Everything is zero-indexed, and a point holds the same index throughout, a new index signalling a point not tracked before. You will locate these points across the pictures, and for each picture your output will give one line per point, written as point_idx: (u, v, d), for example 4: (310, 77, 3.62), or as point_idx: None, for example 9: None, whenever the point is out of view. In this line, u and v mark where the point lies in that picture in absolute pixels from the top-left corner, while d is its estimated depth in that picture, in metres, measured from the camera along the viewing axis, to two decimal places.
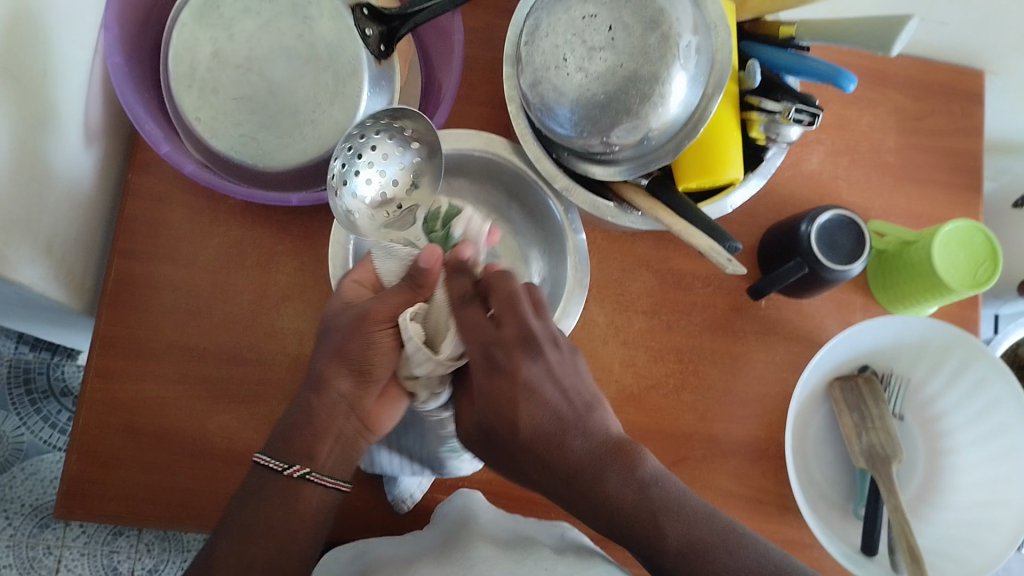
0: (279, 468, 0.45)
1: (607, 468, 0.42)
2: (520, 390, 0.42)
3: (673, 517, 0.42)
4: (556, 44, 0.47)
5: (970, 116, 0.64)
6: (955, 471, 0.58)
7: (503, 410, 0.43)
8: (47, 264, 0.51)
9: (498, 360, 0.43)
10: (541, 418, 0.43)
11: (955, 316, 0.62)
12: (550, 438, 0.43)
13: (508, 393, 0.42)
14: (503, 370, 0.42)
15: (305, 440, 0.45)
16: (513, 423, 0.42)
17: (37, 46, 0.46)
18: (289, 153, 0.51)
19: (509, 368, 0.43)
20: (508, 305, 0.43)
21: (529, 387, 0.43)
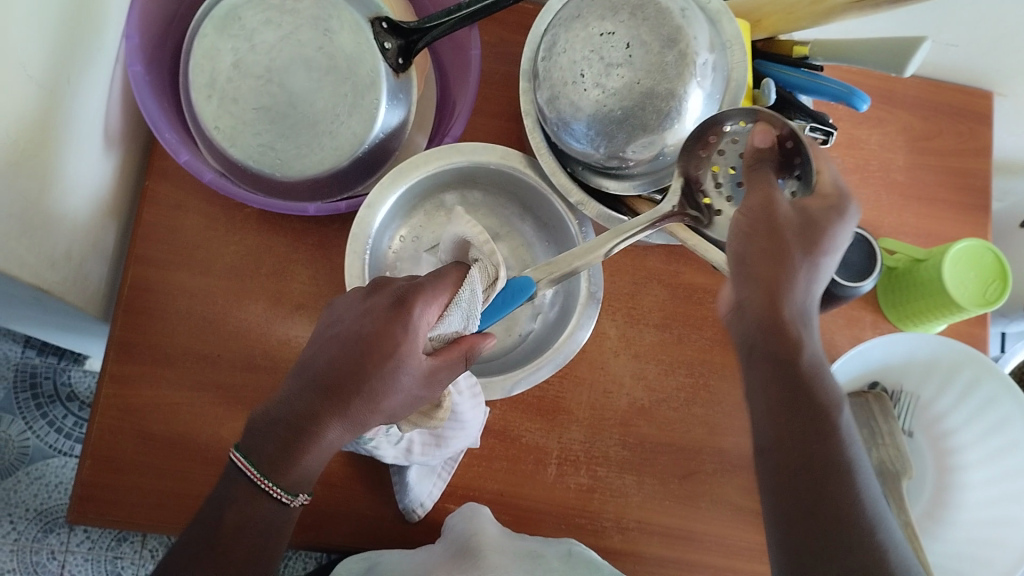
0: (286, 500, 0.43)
1: (810, 350, 0.42)
2: (793, 272, 0.42)
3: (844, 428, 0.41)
4: (574, 60, 0.47)
5: (978, 136, 0.65)
6: (965, 488, 0.58)
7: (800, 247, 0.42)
8: (64, 269, 0.51)
9: (803, 226, 0.43)
10: (810, 296, 0.43)
11: (963, 334, 0.63)
12: (797, 317, 0.42)
13: (824, 241, 0.43)
14: (821, 233, 0.43)
15: (308, 465, 0.43)
16: (778, 284, 0.42)
17: (61, 55, 0.46)
18: (307, 164, 0.51)
19: (828, 231, 0.43)
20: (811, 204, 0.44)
21: (797, 265, 0.42)
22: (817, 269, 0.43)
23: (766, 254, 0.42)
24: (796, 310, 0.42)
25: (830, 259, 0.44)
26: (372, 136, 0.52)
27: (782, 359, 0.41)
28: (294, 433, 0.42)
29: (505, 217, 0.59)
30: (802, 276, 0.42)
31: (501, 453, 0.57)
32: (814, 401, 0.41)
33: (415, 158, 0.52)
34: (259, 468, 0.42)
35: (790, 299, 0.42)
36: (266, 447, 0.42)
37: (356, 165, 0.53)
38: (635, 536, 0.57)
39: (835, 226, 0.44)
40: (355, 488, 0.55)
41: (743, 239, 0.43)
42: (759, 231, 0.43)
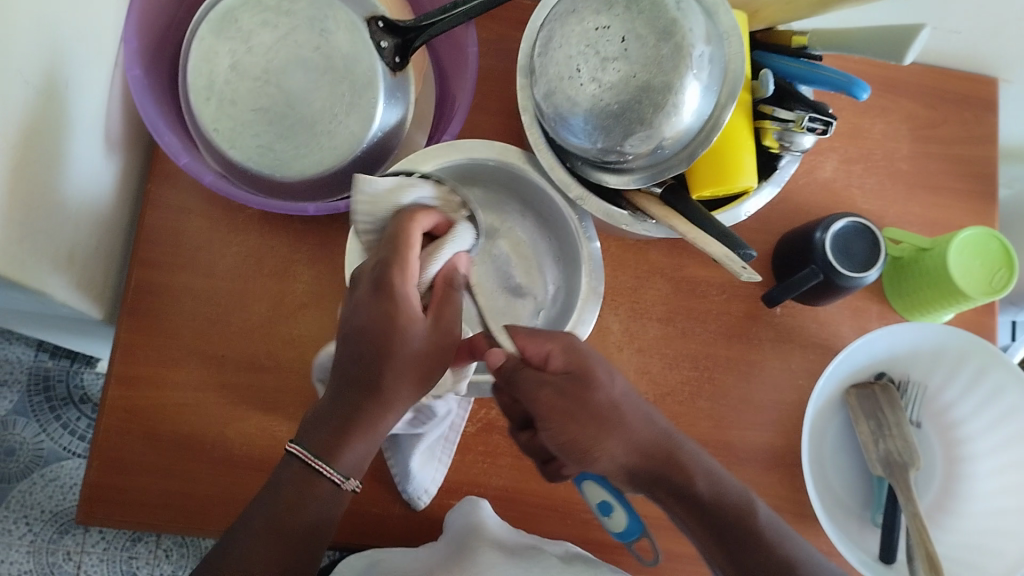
0: (339, 480, 0.43)
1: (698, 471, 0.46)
2: (608, 425, 0.45)
3: (772, 525, 0.45)
4: (569, 54, 0.47)
5: (984, 123, 0.64)
6: (975, 479, 0.58)
7: (591, 410, 0.45)
8: (69, 273, 0.52)
9: (563, 394, 0.44)
10: (643, 411, 0.47)
11: (971, 323, 0.62)
12: (636, 423, 0.46)
13: (593, 411, 0.45)
14: (583, 400, 0.45)
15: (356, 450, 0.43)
16: (595, 446, 0.45)
17: (59, 61, 0.46)
18: (306, 164, 0.51)
19: (587, 378, 0.45)
20: (579, 351, 0.46)
21: (614, 435, 0.45)
22: (615, 392, 0.46)
23: (577, 437, 0.45)
24: (659, 428, 0.47)
25: (617, 378, 0.47)
26: (369, 135, 0.52)
27: (679, 491, 0.45)
28: (349, 411, 0.43)
29: (507, 213, 0.59)
30: (621, 408, 0.46)
31: (506, 449, 0.57)
32: (723, 513, 0.45)
33: (417, 154, 0.52)
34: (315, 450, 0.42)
35: (613, 441, 0.45)
36: (322, 434, 0.43)
37: (355, 165, 0.52)
38: None
39: (594, 356, 0.47)
40: (360, 487, 0.55)
41: (559, 433, 0.45)
42: (561, 411, 0.44)
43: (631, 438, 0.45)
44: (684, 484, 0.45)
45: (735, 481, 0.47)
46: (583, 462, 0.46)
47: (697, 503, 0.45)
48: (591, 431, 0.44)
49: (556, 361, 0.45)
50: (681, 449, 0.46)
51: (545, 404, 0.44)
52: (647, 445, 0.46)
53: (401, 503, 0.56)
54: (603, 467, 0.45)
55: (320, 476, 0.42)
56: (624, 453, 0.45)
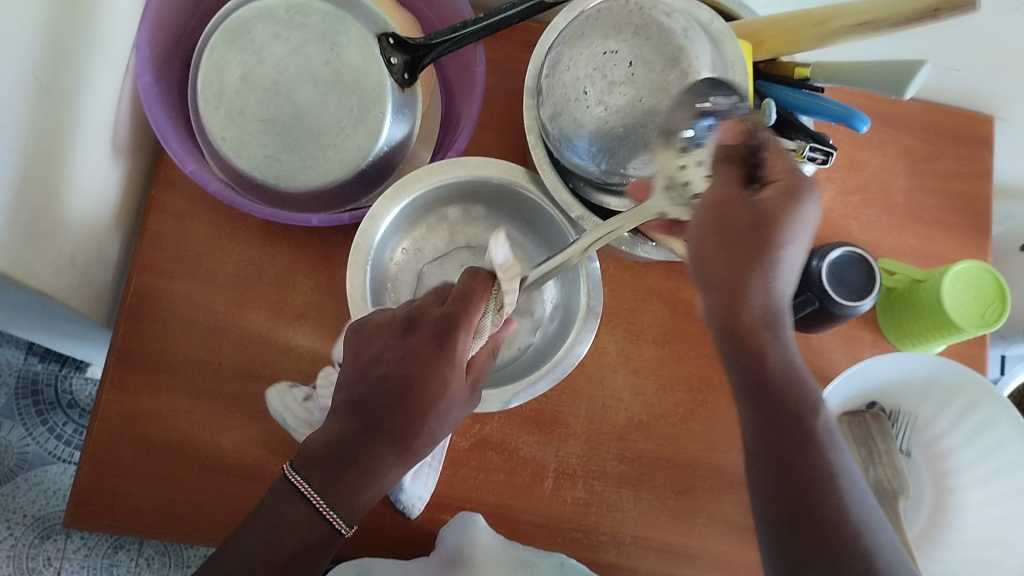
0: (340, 525, 0.42)
1: (776, 359, 0.39)
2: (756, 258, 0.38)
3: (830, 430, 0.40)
4: (577, 77, 0.48)
5: (979, 159, 0.65)
6: (959, 508, 0.59)
7: (744, 227, 0.38)
8: (69, 275, 0.52)
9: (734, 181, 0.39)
10: (773, 296, 0.38)
11: (962, 355, 0.63)
12: (766, 293, 0.38)
13: (769, 220, 0.38)
14: (780, 214, 0.38)
15: (361, 488, 0.41)
16: (736, 284, 0.38)
17: (71, 65, 0.47)
18: (311, 176, 0.52)
19: (777, 214, 0.38)
20: (782, 176, 0.39)
21: (759, 270, 0.37)
22: (775, 237, 0.37)
23: (734, 261, 0.38)
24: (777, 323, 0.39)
25: (788, 254, 0.38)
26: (376, 148, 0.53)
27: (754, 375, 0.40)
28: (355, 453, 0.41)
29: (508, 230, 0.59)
30: (779, 233, 0.38)
31: (499, 466, 0.57)
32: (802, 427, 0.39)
33: (416, 172, 0.53)
34: (316, 484, 0.41)
35: (753, 271, 0.37)
36: (326, 459, 0.41)
37: (359, 177, 0.53)
38: (630, 551, 0.57)
39: (787, 212, 0.38)
40: None
41: (706, 269, 0.39)
42: (712, 238, 0.39)
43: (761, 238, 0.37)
44: (765, 365, 0.39)
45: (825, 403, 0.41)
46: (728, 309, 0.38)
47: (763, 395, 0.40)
48: (720, 260, 0.38)
49: (711, 214, 0.39)
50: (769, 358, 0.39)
51: (724, 205, 0.38)
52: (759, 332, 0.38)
53: (392, 516, 0.56)
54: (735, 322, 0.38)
55: (318, 515, 0.41)
56: (759, 303, 0.38)
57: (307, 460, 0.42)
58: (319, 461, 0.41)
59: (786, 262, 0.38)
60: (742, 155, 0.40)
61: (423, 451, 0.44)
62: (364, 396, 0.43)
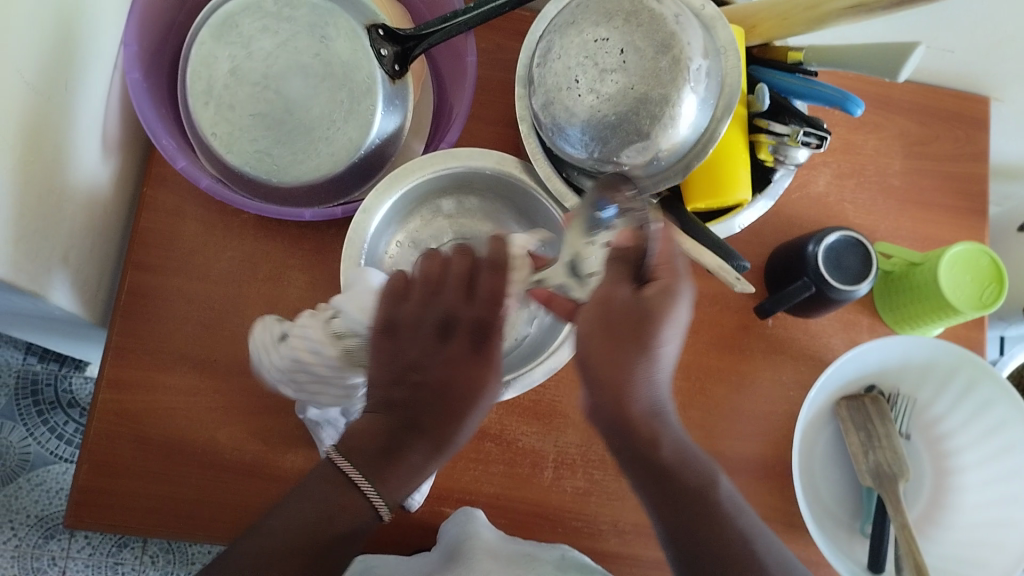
0: (382, 513, 0.45)
1: (669, 444, 0.44)
2: (641, 355, 0.43)
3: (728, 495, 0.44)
4: (568, 66, 0.47)
5: (975, 141, 0.65)
6: (961, 490, 0.59)
7: (636, 321, 0.42)
8: (63, 275, 0.52)
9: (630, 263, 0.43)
10: (656, 389, 0.44)
11: (960, 337, 0.63)
12: (646, 373, 0.43)
13: (651, 323, 0.42)
14: (656, 309, 0.42)
15: (403, 480, 0.45)
16: (621, 382, 0.43)
17: (59, 62, 0.46)
18: (303, 170, 0.52)
19: (653, 313, 0.42)
20: (664, 278, 0.43)
21: (641, 368, 0.43)
22: (658, 335, 0.42)
23: (606, 343, 0.43)
24: (652, 404, 0.44)
25: (665, 349, 0.43)
26: (368, 141, 0.52)
27: (640, 454, 0.44)
28: (393, 449, 0.46)
29: (501, 220, 0.59)
30: (660, 327, 0.42)
31: (498, 457, 0.57)
32: (659, 465, 0.43)
33: (411, 163, 0.53)
34: (367, 472, 0.44)
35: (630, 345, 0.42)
36: (375, 455, 0.45)
37: (353, 170, 0.53)
38: (630, 539, 0.57)
39: (648, 306, 0.42)
40: None
41: (586, 344, 0.44)
42: (611, 327, 0.43)
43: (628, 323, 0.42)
44: (653, 444, 0.44)
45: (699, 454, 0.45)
46: (609, 393, 0.43)
47: (654, 467, 0.44)
48: (611, 347, 0.43)
49: (601, 302, 0.43)
50: (634, 419, 0.43)
51: (623, 304, 0.42)
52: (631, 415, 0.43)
53: (392, 510, 0.56)
54: (624, 402, 0.43)
55: (359, 494, 0.44)
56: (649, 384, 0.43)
57: (348, 449, 0.45)
58: (368, 457, 0.45)
59: (662, 355, 0.43)
60: (637, 258, 0.44)
61: (451, 445, 0.49)
62: (402, 400, 0.47)
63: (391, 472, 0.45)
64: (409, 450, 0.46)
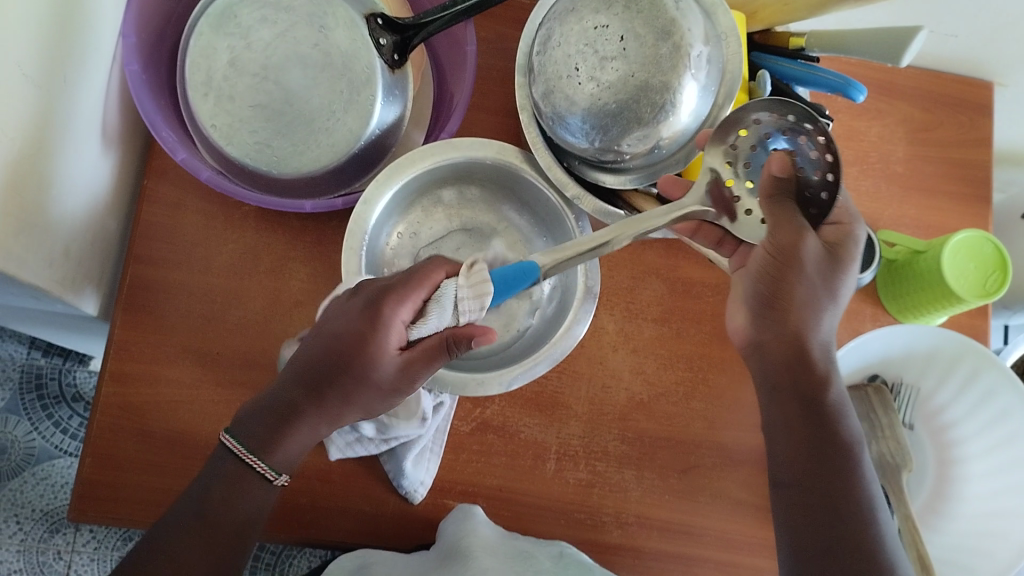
0: (270, 477, 0.45)
1: (835, 389, 0.47)
2: (823, 295, 0.46)
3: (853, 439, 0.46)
4: (568, 53, 0.47)
5: (978, 127, 0.65)
6: (964, 480, 0.59)
7: (827, 266, 0.46)
8: (64, 268, 0.52)
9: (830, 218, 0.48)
10: (827, 330, 0.47)
11: (964, 326, 0.63)
12: (808, 320, 0.46)
13: (841, 262, 0.47)
14: (841, 260, 0.46)
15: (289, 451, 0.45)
16: (804, 320, 0.46)
17: (57, 54, 0.46)
18: (303, 161, 0.52)
19: (845, 257, 0.47)
20: (846, 226, 0.48)
21: (821, 313, 0.46)
22: (840, 278, 0.46)
23: (789, 284, 0.45)
24: (819, 345, 0.47)
25: (846, 289, 0.47)
26: (367, 132, 0.52)
27: (811, 395, 0.46)
28: (287, 414, 0.44)
29: (503, 212, 0.59)
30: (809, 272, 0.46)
31: (500, 449, 0.57)
32: (840, 437, 0.46)
33: (411, 154, 0.53)
34: (253, 447, 0.44)
35: (804, 281, 0.45)
36: (261, 429, 0.45)
37: (353, 161, 0.53)
38: (634, 530, 0.57)
39: (850, 252, 0.47)
40: (355, 485, 0.55)
41: (768, 282, 0.46)
42: (780, 267, 0.45)
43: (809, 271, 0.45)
44: (812, 388, 0.46)
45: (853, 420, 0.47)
46: (773, 324, 0.46)
47: (818, 411, 0.46)
48: (794, 283, 0.45)
49: (775, 244, 0.45)
50: (816, 367, 0.46)
51: (791, 241, 0.45)
52: (779, 359, 0.46)
53: (394, 502, 0.56)
54: (786, 340, 0.46)
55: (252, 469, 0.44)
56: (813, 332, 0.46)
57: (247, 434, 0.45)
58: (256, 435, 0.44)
59: (840, 299, 0.47)
60: (796, 188, 0.47)
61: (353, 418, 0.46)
62: (311, 366, 0.45)
63: (281, 443, 0.45)
64: (298, 422, 0.45)
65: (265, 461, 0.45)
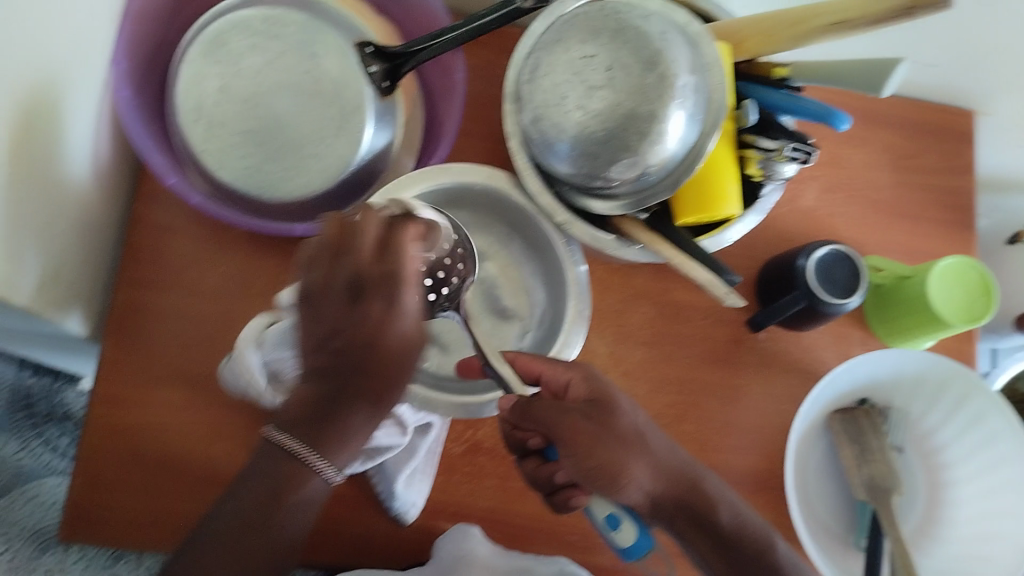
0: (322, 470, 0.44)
1: (725, 510, 0.47)
2: (627, 435, 0.47)
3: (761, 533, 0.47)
4: (556, 82, 0.48)
5: (964, 153, 0.65)
6: (955, 503, 0.59)
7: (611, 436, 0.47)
8: (53, 292, 0.52)
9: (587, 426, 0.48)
10: (653, 460, 0.48)
11: (951, 350, 0.63)
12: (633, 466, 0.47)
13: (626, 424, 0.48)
14: (605, 404, 0.48)
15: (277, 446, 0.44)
16: (617, 468, 0.46)
17: (49, 81, 0.46)
18: (294, 186, 0.52)
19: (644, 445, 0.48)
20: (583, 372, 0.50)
21: (634, 458, 0.47)
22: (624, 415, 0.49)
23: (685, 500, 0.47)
24: (680, 456, 0.49)
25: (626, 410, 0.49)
26: (358, 157, 0.53)
27: (700, 517, 0.46)
28: (329, 415, 0.43)
29: (494, 235, 0.59)
30: (620, 402, 0.49)
31: (490, 472, 0.57)
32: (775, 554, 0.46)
33: (403, 179, 0.53)
34: (304, 441, 0.43)
35: (637, 465, 0.47)
36: (303, 418, 0.43)
37: (343, 187, 0.53)
38: (624, 555, 0.57)
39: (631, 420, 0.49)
40: (343, 509, 0.55)
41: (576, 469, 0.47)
42: (594, 475, 0.47)
43: (657, 462, 0.47)
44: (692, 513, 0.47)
45: (752, 514, 0.48)
46: (607, 488, 0.47)
47: (718, 532, 0.46)
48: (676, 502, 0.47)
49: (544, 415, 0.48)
50: (707, 490, 0.47)
51: (567, 423, 0.47)
52: (668, 471, 0.47)
53: (384, 525, 0.56)
54: (630, 495, 0.46)
55: (310, 469, 0.44)
56: (648, 479, 0.47)
57: (290, 421, 0.44)
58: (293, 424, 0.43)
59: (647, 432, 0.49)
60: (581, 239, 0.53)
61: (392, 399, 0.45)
62: (329, 364, 0.42)
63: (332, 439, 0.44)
64: (347, 426, 0.44)
65: (314, 450, 0.44)
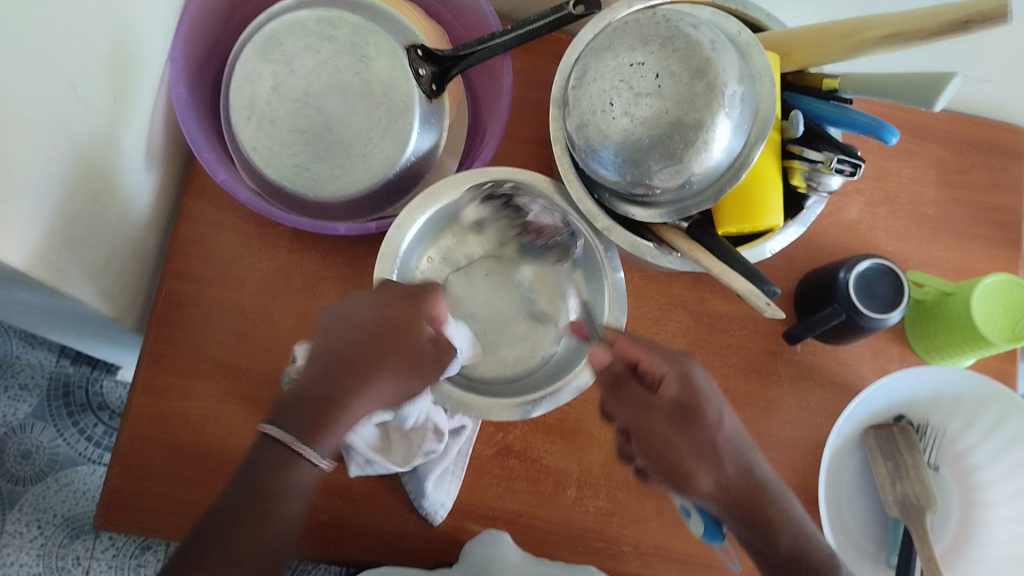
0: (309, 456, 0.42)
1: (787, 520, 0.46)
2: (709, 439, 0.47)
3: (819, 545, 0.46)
4: (603, 89, 0.48)
5: (1011, 171, 0.64)
6: (989, 523, 0.58)
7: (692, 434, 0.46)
8: (102, 280, 0.53)
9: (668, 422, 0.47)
10: (738, 466, 0.47)
11: (992, 369, 0.62)
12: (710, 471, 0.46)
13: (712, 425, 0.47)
14: (694, 402, 0.47)
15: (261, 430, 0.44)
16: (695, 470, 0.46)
17: (108, 75, 0.48)
18: (339, 185, 0.53)
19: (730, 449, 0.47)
20: (678, 363, 0.48)
21: (711, 461, 0.46)
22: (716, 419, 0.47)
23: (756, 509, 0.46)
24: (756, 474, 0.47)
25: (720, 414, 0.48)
26: (403, 159, 0.54)
27: (762, 534, 0.45)
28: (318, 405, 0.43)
29: (531, 239, 0.60)
30: (710, 402, 0.48)
31: (522, 474, 0.57)
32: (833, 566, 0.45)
33: (442, 182, 0.53)
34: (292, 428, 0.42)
35: (712, 469, 0.46)
36: (293, 408, 0.43)
37: (387, 187, 0.54)
38: (653, 562, 0.57)
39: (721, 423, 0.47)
40: (376, 505, 0.56)
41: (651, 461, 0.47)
42: (672, 472, 0.46)
43: (722, 478, 0.46)
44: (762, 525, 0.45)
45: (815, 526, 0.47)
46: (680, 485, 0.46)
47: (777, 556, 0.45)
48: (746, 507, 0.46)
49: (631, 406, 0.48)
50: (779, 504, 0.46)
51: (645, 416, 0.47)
52: (738, 484, 0.46)
53: (415, 523, 0.56)
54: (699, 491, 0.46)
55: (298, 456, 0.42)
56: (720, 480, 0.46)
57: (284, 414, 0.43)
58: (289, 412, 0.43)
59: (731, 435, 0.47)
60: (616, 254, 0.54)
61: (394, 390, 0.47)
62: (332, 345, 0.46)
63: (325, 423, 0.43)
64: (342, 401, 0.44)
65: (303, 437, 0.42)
